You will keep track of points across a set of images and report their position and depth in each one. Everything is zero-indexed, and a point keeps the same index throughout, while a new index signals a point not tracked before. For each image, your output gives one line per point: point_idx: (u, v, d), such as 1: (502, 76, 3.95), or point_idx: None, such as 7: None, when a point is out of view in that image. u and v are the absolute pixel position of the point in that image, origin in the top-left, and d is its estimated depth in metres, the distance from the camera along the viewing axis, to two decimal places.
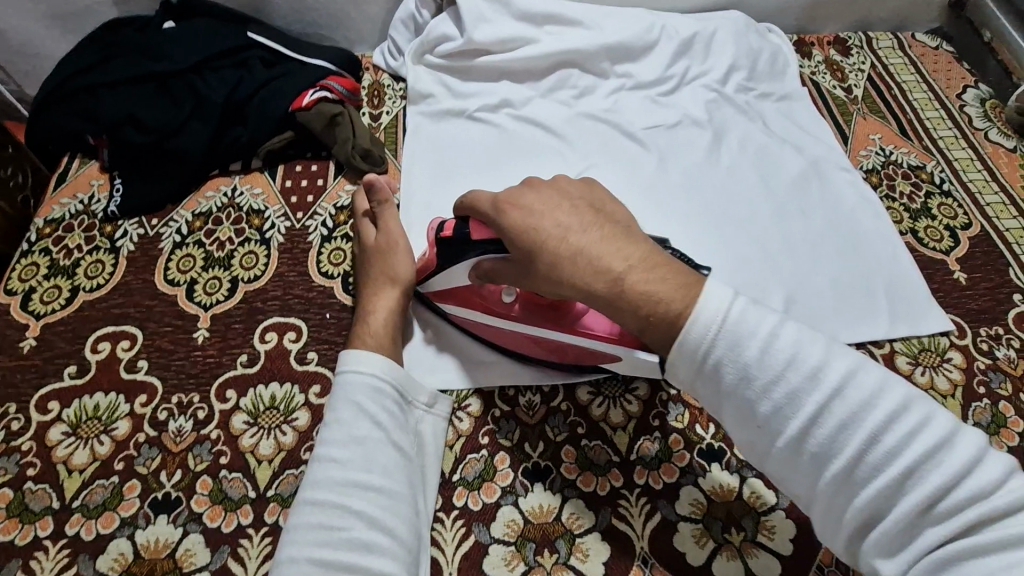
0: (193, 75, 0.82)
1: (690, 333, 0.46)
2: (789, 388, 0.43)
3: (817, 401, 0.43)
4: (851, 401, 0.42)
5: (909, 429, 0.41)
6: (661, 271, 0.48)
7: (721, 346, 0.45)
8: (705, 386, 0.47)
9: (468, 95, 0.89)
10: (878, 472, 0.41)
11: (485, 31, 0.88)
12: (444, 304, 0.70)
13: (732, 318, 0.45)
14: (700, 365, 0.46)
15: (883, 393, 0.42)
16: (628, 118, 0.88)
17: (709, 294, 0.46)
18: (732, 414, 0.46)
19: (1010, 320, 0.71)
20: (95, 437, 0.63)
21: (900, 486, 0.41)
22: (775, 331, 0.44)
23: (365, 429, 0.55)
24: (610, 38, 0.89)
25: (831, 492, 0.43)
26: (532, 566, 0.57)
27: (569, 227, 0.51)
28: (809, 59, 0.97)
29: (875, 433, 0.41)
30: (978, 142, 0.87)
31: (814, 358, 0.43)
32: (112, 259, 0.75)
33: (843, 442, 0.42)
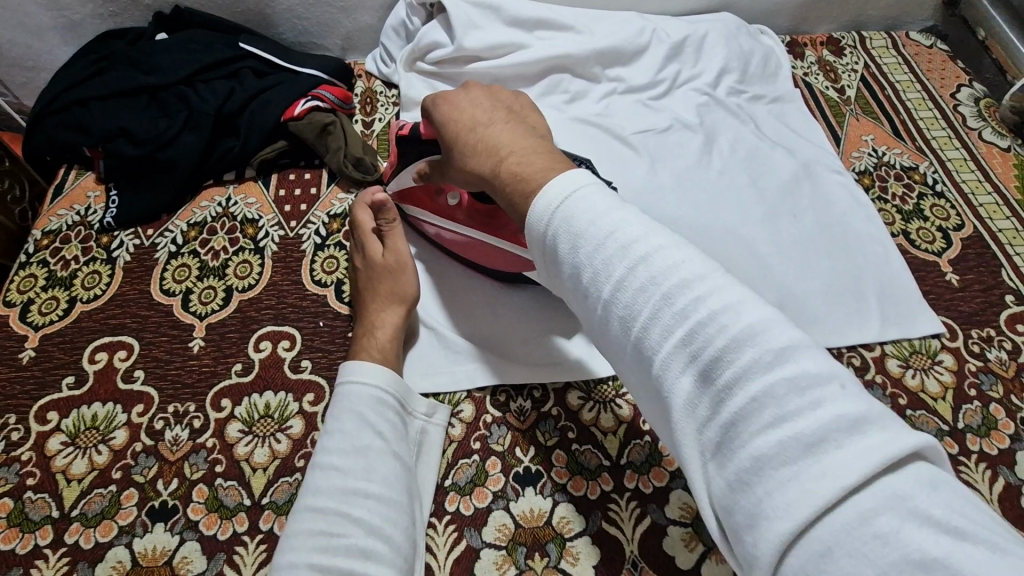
0: (186, 86, 0.83)
1: (540, 207, 0.48)
2: (619, 271, 0.43)
3: (649, 292, 0.41)
4: (684, 296, 0.40)
5: (737, 329, 0.37)
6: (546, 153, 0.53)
7: (557, 221, 0.47)
8: (554, 265, 0.48)
9: None
10: (700, 365, 0.38)
11: (475, 37, 0.88)
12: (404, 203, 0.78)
13: (576, 199, 0.46)
14: (548, 242, 0.47)
15: (721, 297, 0.39)
16: (619, 122, 0.88)
17: (568, 177, 0.48)
18: (582, 302, 0.47)
19: (1002, 321, 0.71)
20: (93, 447, 0.64)
21: (725, 394, 0.37)
22: (620, 221, 0.44)
23: (366, 438, 0.56)
24: (600, 43, 0.90)
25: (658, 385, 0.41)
26: (523, 571, 0.58)
27: (479, 120, 0.59)
28: (802, 59, 0.96)
29: (698, 327, 0.38)
30: (972, 142, 0.87)
31: (657, 250, 0.42)
32: (108, 270, 0.76)
33: (672, 334, 0.40)
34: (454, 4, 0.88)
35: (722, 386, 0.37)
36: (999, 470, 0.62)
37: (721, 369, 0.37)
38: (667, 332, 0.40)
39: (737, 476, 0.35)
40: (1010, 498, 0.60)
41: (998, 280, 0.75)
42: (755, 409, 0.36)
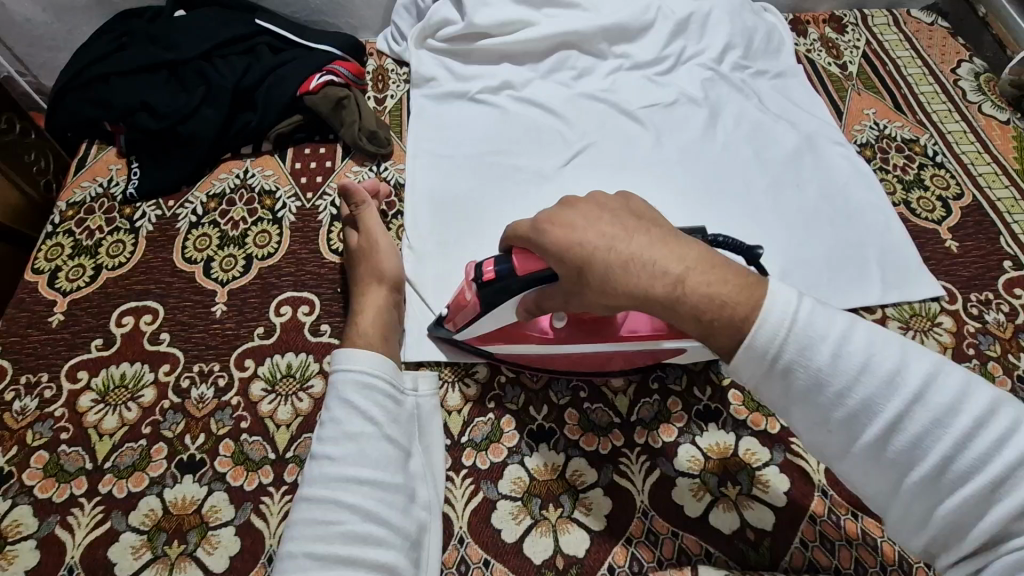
0: (204, 62, 0.85)
1: (759, 336, 0.41)
2: (875, 395, 0.40)
3: (895, 407, 0.39)
4: (929, 403, 0.39)
5: (984, 425, 0.38)
6: (722, 273, 0.43)
7: (798, 350, 0.41)
8: (774, 388, 0.43)
9: (470, 78, 0.91)
10: (962, 473, 0.38)
11: (485, 14, 0.90)
12: (486, 345, 0.67)
13: (805, 321, 0.41)
14: (770, 367, 0.42)
15: (983, 408, 0.38)
16: (626, 97, 0.90)
17: (775, 296, 0.42)
18: (812, 424, 0.42)
19: (1000, 285, 0.73)
20: (123, 404, 0.67)
21: (1021, 508, 0.36)
22: (856, 338, 0.41)
23: (357, 425, 0.55)
24: (607, 20, 0.92)
25: (912, 495, 0.39)
26: (538, 519, 0.61)
27: (616, 238, 0.46)
28: (804, 37, 0.98)
29: (981, 445, 0.37)
30: (971, 115, 0.89)
31: (910, 369, 0.40)
32: (132, 239, 0.79)
33: (927, 445, 0.38)
34: None
35: (999, 497, 0.37)
36: None
37: (1005, 484, 0.37)
38: (933, 451, 0.38)
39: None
40: None
41: (997, 247, 0.77)
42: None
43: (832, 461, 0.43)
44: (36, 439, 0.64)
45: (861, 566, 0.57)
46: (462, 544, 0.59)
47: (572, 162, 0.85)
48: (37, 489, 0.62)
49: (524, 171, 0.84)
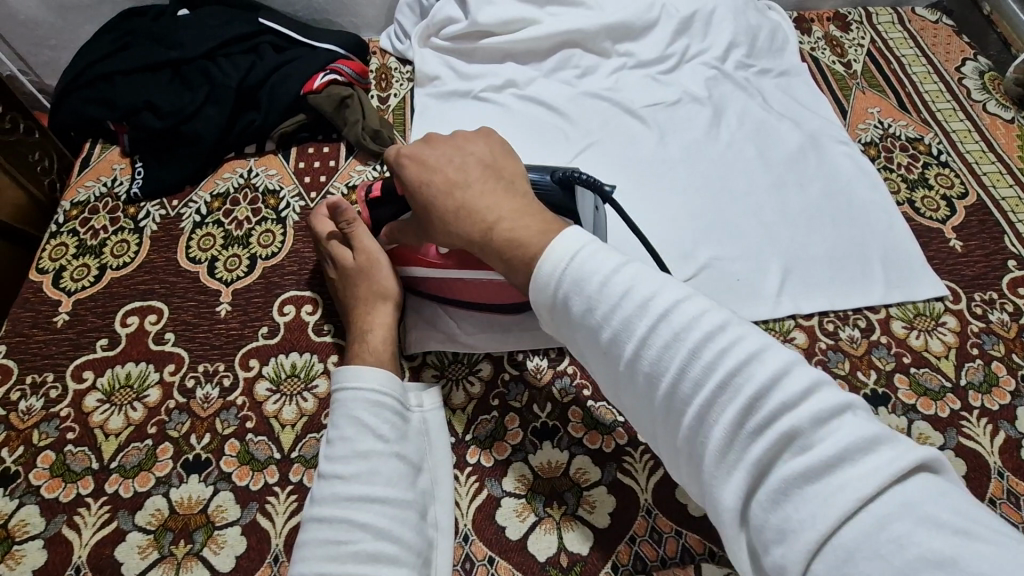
0: (207, 61, 0.85)
1: (543, 268, 0.47)
2: (629, 321, 0.43)
3: (643, 328, 0.42)
4: (675, 327, 0.41)
5: (721, 350, 0.39)
6: (529, 221, 0.51)
7: (568, 279, 0.46)
8: (562, 322, 0.47)
9: (474, 76, 0.91)
10: (696, 391, 0.39)
11: (489, 12, 0.90)
12: (394, 262, 0.71)
13: (584, 257, 0.46)
14: (553, 298, 0.47)
15: (737, 335, 0.40)
16: (629, 96, 0.90)
17: (565, 238, 0.47)
18: (595, 356, 0.46)
19: (1004, 284, 0.73)
20: (129, 404, 0.67)
21: (741, 427, 0.37)
22: (625, 270, 0.44)
23: (366, 441, 0.54)
24: (611, 18, 0.91)
25: (665, 415, 0.41)
26: (542, 517, 0.61)
27: (454, 184, 0.55)
28: (808, 35, 0.98)
29: (719, 364, 0.39)
30: (976, 113, 0.89)
31: (664, 298, 0.42)
32: (136, 239, 0.79)
33: (668, 363, 0.41)
34: None
35: (727, 415, 0.38)
36: (1000, 424, 0.65)
37: (730, 403, 0.38)
38: (682, 372, 0.40)
39: (771, 509, 0.35)
40: (1009, 450, 0.63)
41: (1001, 247, 0.77)
42: (779, 445, 0.36)
43: (620, 393, 0.46)
44: (41, 438, 0.65)
45: None
46: (467, 543, 0.59)
47: (575, 161, 0.85)
48: (43, 489, 0.62)
49: None
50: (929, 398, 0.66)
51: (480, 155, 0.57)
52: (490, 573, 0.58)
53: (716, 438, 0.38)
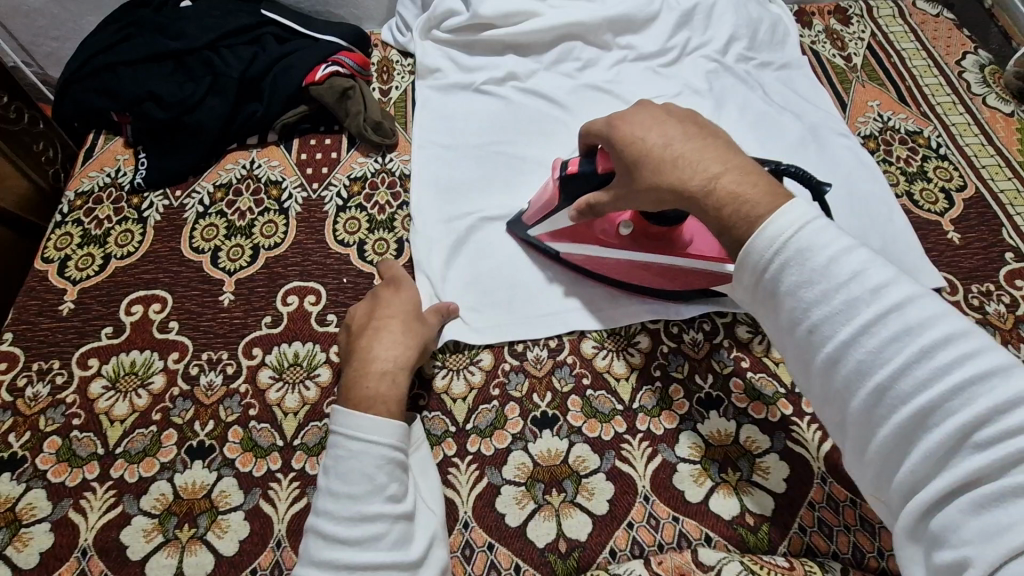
0: (210, 52, 0.86)
1: (763, 235, 0.46)
2: (851, 306, 0.43)
3: (869, 317, 0.42)
4: (906, 322, 0.41)
5: (954, 357, 0.40)
6: (753, 179, 0.49)
7: (789, 250, 0.45)
8: (765, 294, 0.48)
9: (474, 69, 0.91)
10: (919, 390, 0.40)
11: (490, 4, 0.90)
12: (555, 242, 0.75)
13: (808, 232, 0.45)
14: (765, 269, 0.47)
15: (974, 346, 0.40)
16: (630, 89, 0.90)
17: (794, 205, 0.46)
18: (794, 333, 0.47)
19: (1001, 277, 0.74)
20: (133, 391, 0.68)
21: (967, 436, 0.38)
22: (851, 255, 0.44)
23: (366, 503, 0.51)
24: (611, 11, 0.92)
25: (869, 407, 0.43)
26: (542, 505, 0.62)
27: (672, 138, 0.54)
28: (809, 28, 0.98)
29: (954, 370, 0.39)
30: (976, 107, 0.89)
31: (892, 293, 0.42)
32: (140, 229, 0.79)
33: (890, 357, 0.41)
34: None
35: (954, 421, 0.39)
36: None
37: (960, 410, 0.39)
38: (904, 367, 0.41)
39: (972, 515, 0.38)
40: None
41: (999, 239, 0.77)
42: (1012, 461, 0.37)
43: (810, 374, 0.47)
44: (48, 424, 0.65)
45: (858, 551, 0.58)
46: (467, 529, 0.60)
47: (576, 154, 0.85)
48: (50, 473, 0.63)
49: (529, 162, 0.85)
50: None
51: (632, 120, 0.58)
52: (489, 558, 0.59)
53: (934, 439, 0.39)
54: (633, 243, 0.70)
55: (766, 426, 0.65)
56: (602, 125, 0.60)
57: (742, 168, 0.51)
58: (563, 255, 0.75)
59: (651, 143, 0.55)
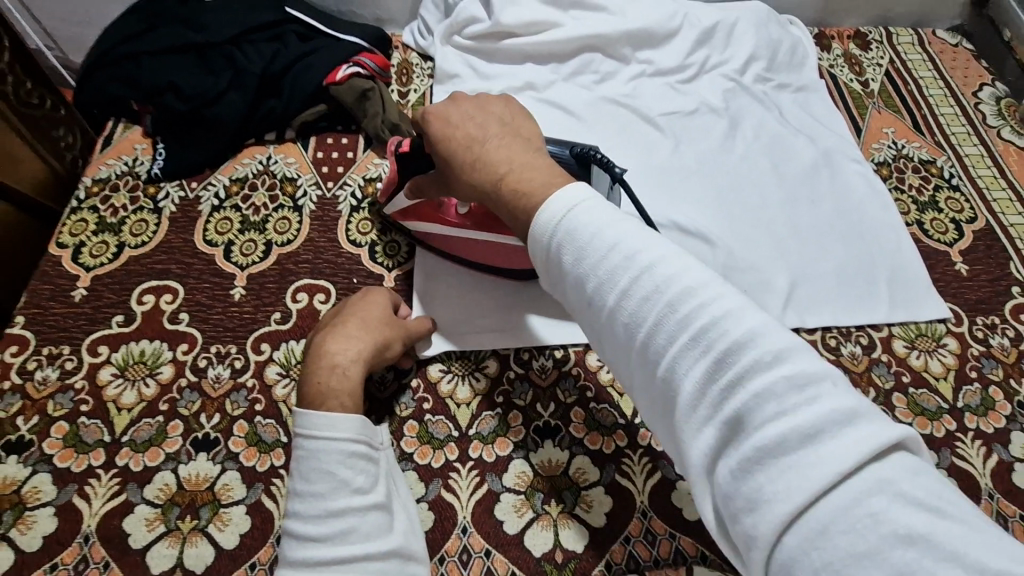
0: (232, 47, 0.86)
1: (540, 219, 0.49)
2: (617, 279, 0.44)
3: (641, 295, 0.43)
4: (673, 294, 0.42)
5: (714, 321, 0.40)
6: (547, 175, 0.53)
7: (563, 231, 0.48)
8: (561, 283, 0.49)
9: (494, 77, 0.92)
10: (690, 360, 0.40)
11: (512, 13, 0.91)
12: (407, 221, 0.76)
13: (579, 212, 0.48)
14: (549, 253, 0.49)
15: (721, 297, 0.41)
16: (646, 104, 0.91)
17: (567, 194, 0.49)
18: (582, 311, 0.48)
19: (1007, 310, 0.74)
20: (142, 380, 0.68)
21: (727, 397, 0.38)
22: (627, 237, 0.45)
23: (336, 498, 0.51)
24: (632, 25, 0.92)
25: (659, 383, 0.42)
26: (540, 514, 0.62)
27: (482, 133, 0.58)
28: (827, 51, 0.98)
29: (711, 334, 0.40)
30: (990, 139, 0.89)
31: (650, 259, 0.44)
32: (155, 219, 0.80)
33: (662, 329, 0.42)
34: None
35: (716, 380, 0.39)
36: (994, 447, 0.66)
37: (710, 361, 0.39)
38: (663, 328, 0.42)
39: (742, 479, 0.37)
40: (1001, 472, 0.64)
41: (1007, 273, 0.78)
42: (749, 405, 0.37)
43: (611, 356, 0.47)
44: (56, 409, 0.66)
45: None
46: (465, 534, 0.61)
47: None
48: (56, 458, 0.64)
49: None
50: (926, 418, 0.67)
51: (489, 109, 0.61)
52: (486, 564, 0.60)
53: (693, 395, 0.40)
54: (469, 220, 0.72)
55: None
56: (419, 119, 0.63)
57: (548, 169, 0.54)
58: (420, 232, 0.77)
59: (458, 130, 0.59)
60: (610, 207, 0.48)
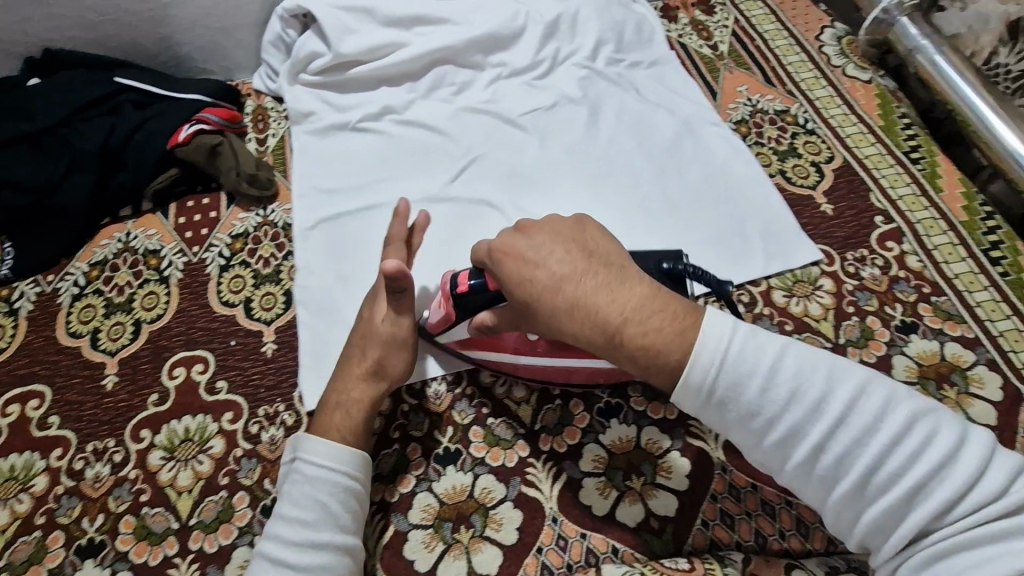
0: (65, 128, 0.83)
1: (693, 369, 0.47)
2: (802, 417, 0.46)
3: (819, 432, 0.45)
4: (854, 425, 0.45)
5: (901, 443, 0.44)
6: (665, 310, 0.50)
7: (723, 381, 0.47)
8: (713, 417, 0.49)
9: (350, 107, 0.91)
10: (891, 484, 0.44)
11: (352, 41, 0.89)
12: (466, 350, 0.68)
13: (739, 349, 0.47)
14: (704, 400, 0.48)
15: (906, 416, 0.45)
16: (507, 106, 0.91)
17: (710, 323, 0.48)
18: (746, 441, 0.48)
19: (874, 240, 0.77)
20: (14, 497, 0.64)
21: (943, 507, 0.43)
22: (785, 365, 0.46)
23: (313, 527, 0.53)
24: (476, 32, 0.92)
25: (843, 503, 0.46)
26: (451, 544, 0.61)
27: (564, 275, 0.52)
28: (675, 22, 1.00)
29: (902, 453, 0.44)
30: (837, 79, 0.92)
31: (837, 393, 0.45)
32: (11, 322, 0.76)
33: (856, 454, 0.45)
34: (324, 12, 0.89)
35: (937, 494, 0.43)
36: None
37: (902, 491, 0.43)
38: (862, 463, 0.44)
39: (920, 570, 0.43)
40: None
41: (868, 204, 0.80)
42: (959, 525, 0.42)
43: (773, 473, 0.49)
44: None
45: (760, 536, 0.60)
46: None
47: (459, 177, 0.86)
48: None
49: (413, 193, 0.85)
50: None
51: (562, 234, 0.56)
52: None
53: (899, 521, 0.44)
54: (545, 346, 0.63)
55: (665, 425, 0.66)
56: (485, 251, 0.58)
57: (647, 296, 0.51)
58: (477, 361, 0.69)
59: (536, 265, 0.54)
60: (755, 327, 0.48)
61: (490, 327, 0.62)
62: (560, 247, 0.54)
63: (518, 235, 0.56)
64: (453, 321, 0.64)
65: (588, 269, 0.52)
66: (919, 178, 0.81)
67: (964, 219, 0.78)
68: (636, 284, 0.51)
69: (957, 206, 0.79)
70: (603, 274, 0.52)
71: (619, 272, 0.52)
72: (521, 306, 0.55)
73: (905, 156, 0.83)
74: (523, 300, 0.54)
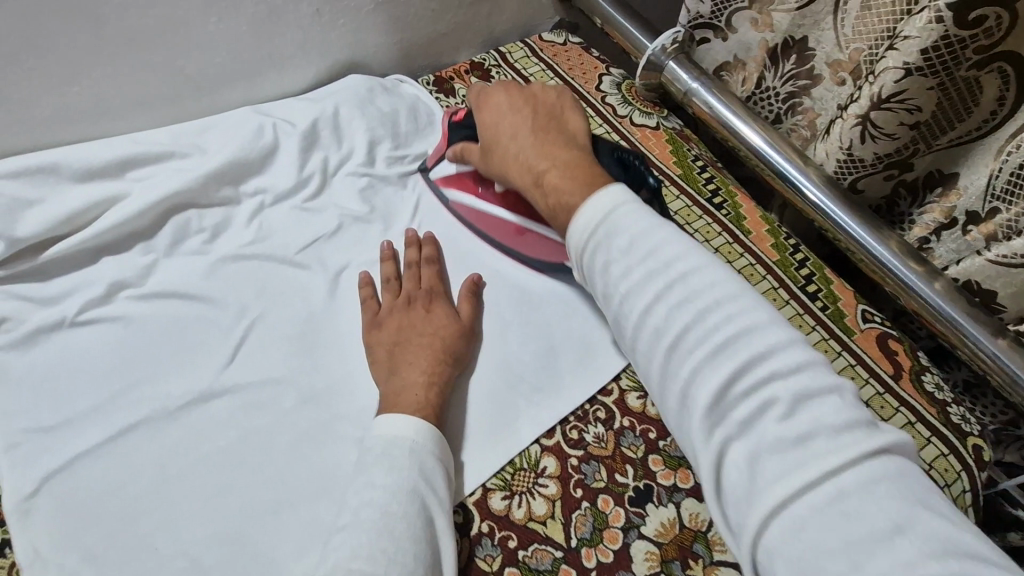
0: None
1: (581, 221, 0.51)
2: (674, 304, 0.46)
3: (679, 320, 0.45)
4: (692, 292, 0.46)
5: (745, 328, 0.43)
6: (576, 174, 0.57)
7: (599, 236, 0.50)
8: (596, 281, 0.51)
9: (61, 298, 0.68)
10: (697, 345, 0.44)
11: (36, 216, 0.67)
12: (448, 188, 0.77)
13: (622, 212, 0.50)
14: (591, 237, 0.51)
15: (745, 311, 0.44)
16: (281, 241, 0.75)
17: (607, 195, 0.51)
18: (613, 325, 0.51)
19: None
20: None
21: (728, 390, 0.42)
22: (659, 237, 0.48)
23: (405, 507, 0.51)
24: (213, 162, 0.74)
25: (663, 371, 0.46)
26: None
27: (520, 129, 0.63)
28: (452, 96, 0.90)
29: (726, 353, 0.43)
30: (626, 130, 0.89)
31: (685, 268, 0.47)
32: None
33: (675, 319, 0.45)
34: None
35: (729, 372, 0.42)
36: None
37: (722, 365, 0.43)
38: (684, 332, 0.45)
39: (750, 479, 0.40)
40: None
41: None
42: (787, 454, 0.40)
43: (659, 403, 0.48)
44: None
45: None
46: None
47: (240, 352, 0.68)
48: None
49: (177, 393, 0.64)
50: (685, 469, 0.64)
51: (519, 105, 0.66)
52: None
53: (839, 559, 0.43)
54: (509, 204, 0.71)
55: None
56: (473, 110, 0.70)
57: (567, 165, 0.59)
58: (454, 205, 0.77)
59: (505, 139, 0.64)
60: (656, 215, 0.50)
61: (466, 157, 0.71)
62: (524, 107, 0.66)
63: (500, 90, 0.68)
64: (443, 158, 0.77)
65: (538, 132, 0.63)
66: (727, 223, 0.81)
67: (776, 258, 0.78)
68: (580, 162, 0.59)
69: (766, 245, 0.79)
70: (552, 134, 0.63)
71: (566, 141, 0.62)
72: (483, 151, 0.67)
73: (709, 203, 0.83)
74: (484, 141, 0.67)
